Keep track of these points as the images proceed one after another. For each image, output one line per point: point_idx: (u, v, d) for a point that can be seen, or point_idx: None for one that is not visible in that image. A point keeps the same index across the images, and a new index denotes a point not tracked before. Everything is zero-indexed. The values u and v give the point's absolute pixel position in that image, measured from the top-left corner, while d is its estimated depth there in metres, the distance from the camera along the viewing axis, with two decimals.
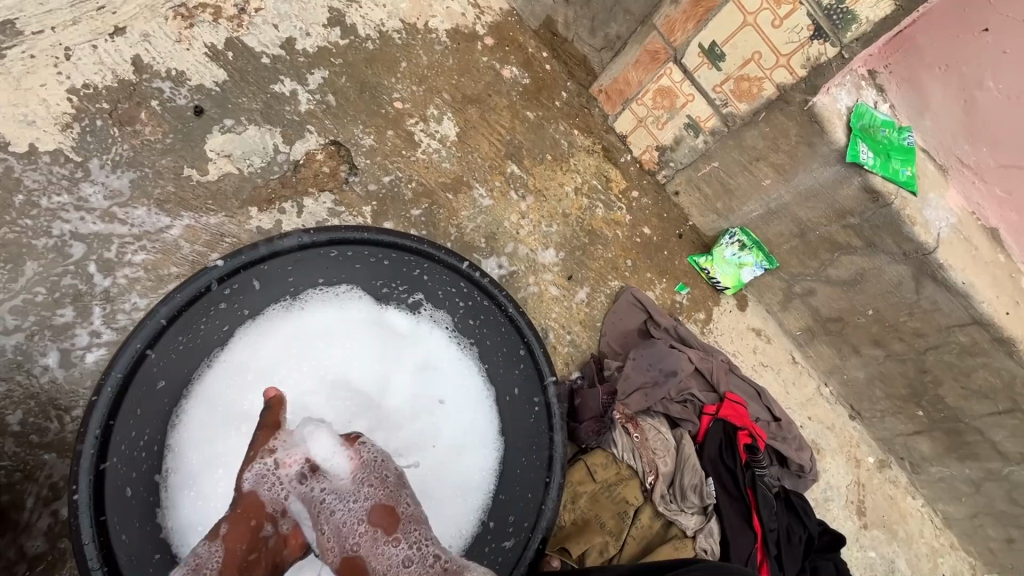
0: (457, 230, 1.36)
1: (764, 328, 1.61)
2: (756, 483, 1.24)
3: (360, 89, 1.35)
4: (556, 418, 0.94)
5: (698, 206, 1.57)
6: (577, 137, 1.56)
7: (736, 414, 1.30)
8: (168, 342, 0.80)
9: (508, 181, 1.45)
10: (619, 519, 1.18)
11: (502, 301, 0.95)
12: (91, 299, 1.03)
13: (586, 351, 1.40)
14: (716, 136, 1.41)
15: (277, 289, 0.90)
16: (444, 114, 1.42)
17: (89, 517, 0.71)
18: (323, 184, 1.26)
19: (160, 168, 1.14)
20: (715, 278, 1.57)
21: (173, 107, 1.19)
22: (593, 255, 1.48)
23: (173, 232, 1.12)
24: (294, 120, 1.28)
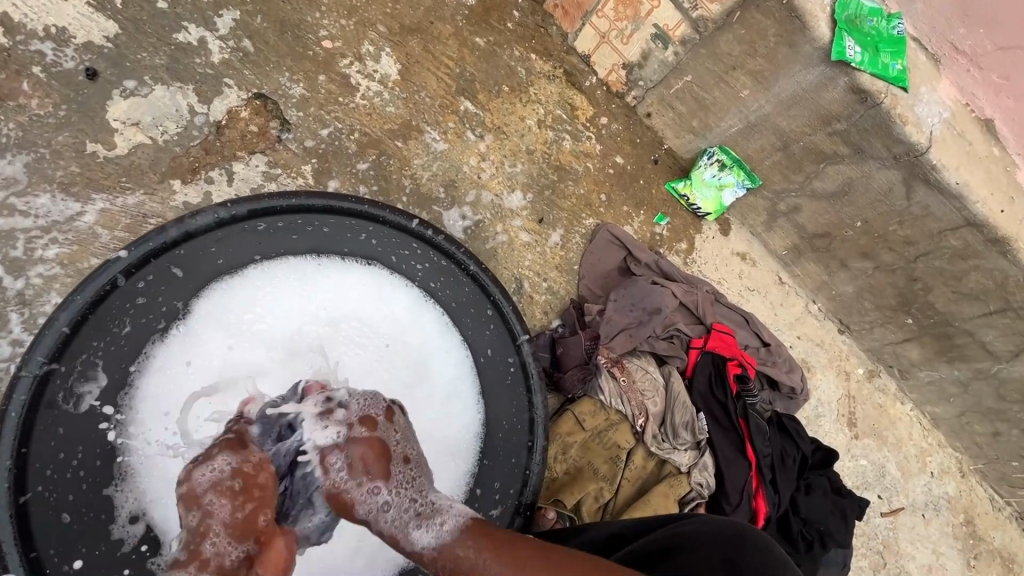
0: (412, 181, 1.24)
1: (749, 251, 1.54)
2: (748, 413, 1.21)
3: (280, 30, 1.18)
4: (534, 378, 0.87)
5: (673, 127, 1.45)
6: (535, 62, 1.40)
7: (724, 345, 1.26)
8: (80, 349, 0.70)
9: (463, 120, 1.31)
10: (613, 464, 1.16)
11: (462, 259, 0.86)
12: (5, 305, 0.93)
13: (565, 297, 1.32)
14: (687, 46, 1.28)
15: (205, 271, 0.79)
16: (382, 50, 1.26)
17: (20, 553, 0.64)
18: (252, 145, 1.12)
19: (58, 147, 1.00)
20: (696, 204, 1.47)
21: (60, 73, 1.02)
22: (563, 193, 1.37)
23: (86, 219, 0.99)
24: (208, 73, 1.11)
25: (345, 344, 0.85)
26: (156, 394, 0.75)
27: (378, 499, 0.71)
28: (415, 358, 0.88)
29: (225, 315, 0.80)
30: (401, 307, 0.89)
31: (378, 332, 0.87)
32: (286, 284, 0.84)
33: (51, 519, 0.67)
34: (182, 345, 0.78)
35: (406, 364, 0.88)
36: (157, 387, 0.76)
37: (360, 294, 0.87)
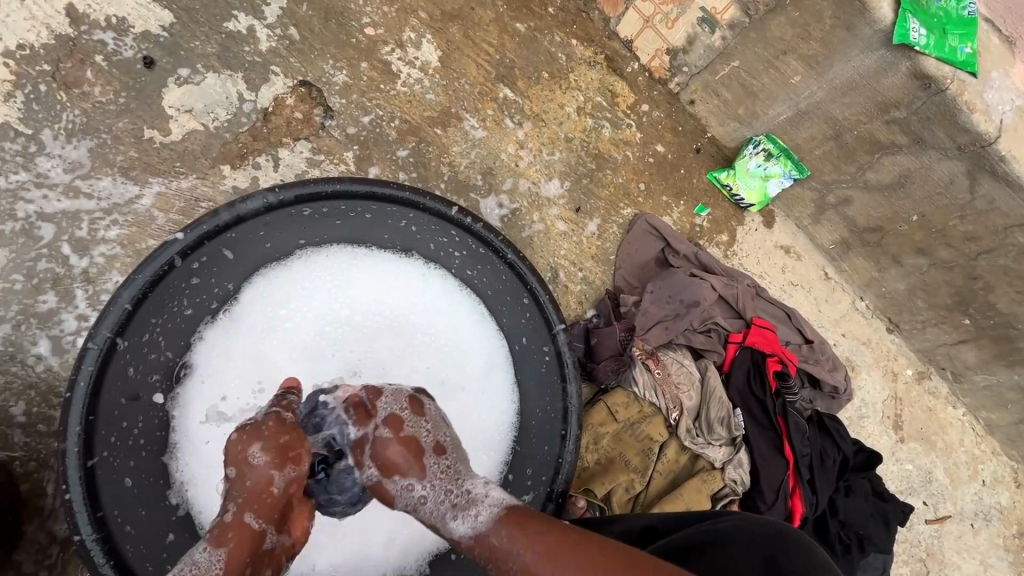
0: (450, 169, 1.24)
1: (793, 245, 1.49)
2: (788, 411, 1.18)
3: (325, 17, 1.20)
4: (569, 366, 0.87)
5: (717, 115, 1.41)
6: (576, 48, 1.38)
7: (764, 340, 1.23)
8: (140, 326, 0.73)
9: (502, 107, 1.30)
10: (644, 456, 1.15)
11: (500, 247, 0.86)
12: (71, 282, 0.98)
13: (601, 288, 1.31)
14: (735, 30, 1.24)
15: (254, 257, 0.84)
16: (423, 37, 1.26)
17: (87, 513, 0.67)
18: (297, 131, 1.15)
19: (119, 132, 1.05)
20: (739, 195, 1.42)
21: (121, 62, 1.07)
22: (601, 181, 1.36)
23: (144, 201, 1.04)
24: (256, 61, 1.15)
25: (383, 331, 0.89)
26: (210, 374, 0.81)
27: (413, 496, 0.70)
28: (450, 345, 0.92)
29: (272, 301, 0.86)
30: (436, 295, 0.93)
31: (414, 320, 0.91)
32: (328, 273, 0.89)
33: (114, 483, 0.71)
34: (234, 329, 0.83)
35: (440, 352, 0.91)
36: (211, 367, 0.81)
37: (396, 284, 0.91)
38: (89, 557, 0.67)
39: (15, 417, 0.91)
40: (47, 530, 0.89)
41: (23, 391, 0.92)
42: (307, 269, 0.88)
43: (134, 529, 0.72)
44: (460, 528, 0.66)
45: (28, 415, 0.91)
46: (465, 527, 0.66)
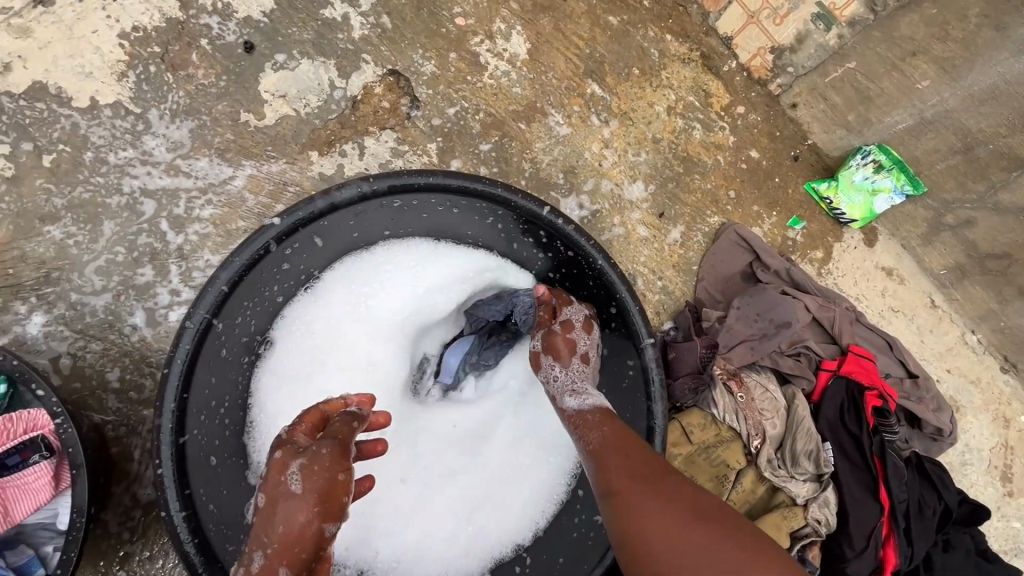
0: (532, 166, 1.20)
1: (897, 267, 1.35)
2: (885, 451, 1.07)
3: (417, 6, 1.18)
4: (656, 385, 0.81)
5: (822, 121, 1.29)
6: (671, 44, 1.30)
7: (861, 371, 1.12)
8: (234, 308, 0.73)
9: (589, 104, 1.25)
10: (718, 482, 1.08)
11: (589, 252, 0.80)
12: (167, 257, 1.01)
13: (681, 299, 1.23)
14: (856, 26, 1.13)
15: (341, 245, 0.83)
16: (513, 28, 1.23)
17: (177, 492, 0.66)
18: (383, 121, 1.14)
19: (218, 115, 1.08)
20: (839, 209, 1.30)
21: (223, 46, 1.10)
22: (688, 186, 1.28)
23: (237, 183, 1.07)
24: (348, 49, 1.15)
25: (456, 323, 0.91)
26: (292, 354, 0.83)
27: (551, 373, 0.82)
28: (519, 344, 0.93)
29: (355, 286, 0.86)
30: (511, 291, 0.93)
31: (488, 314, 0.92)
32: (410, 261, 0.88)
33: (200, 460, 0.70)
34: (316, 311, 0.85)
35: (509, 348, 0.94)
36: (293, 347, 0.83)
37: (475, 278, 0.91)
38: (174, 532, 0.66)
39: (111, 382, 0.95)
40: (132, 493, 0.93)
41: (119, 358, 0.96)
42: (386, 258, 0.87)
43: (217, 508, 0.71)
44: (569, 403, 0.78)
45: (122, 381, 0.96)
46: (574, 403, 0.77)
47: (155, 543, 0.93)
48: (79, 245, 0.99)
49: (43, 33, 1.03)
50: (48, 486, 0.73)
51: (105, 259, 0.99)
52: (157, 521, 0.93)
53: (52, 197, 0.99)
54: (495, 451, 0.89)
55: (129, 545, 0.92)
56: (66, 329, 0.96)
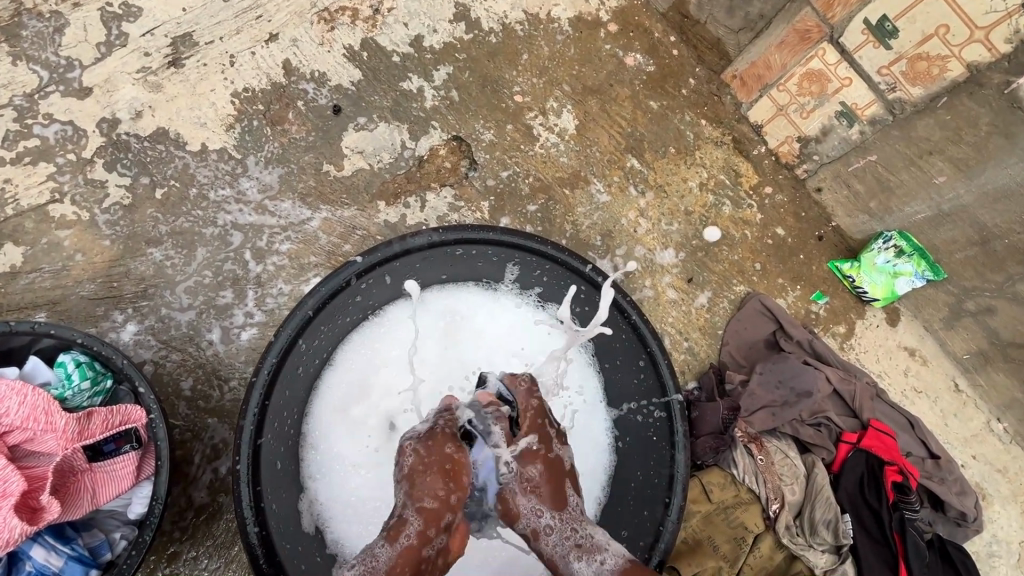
0: (573, 227, 1.33)
1: (920, 348, 1.40)
2: (906, 528, 1.08)
3: (482, 84, 1.35)
4: (680, 436, 0.90)
5: (845, 205, 1.39)
6: (705, 128, 1.44)
7: (882, 446, 1.15)
8: (314, 331, 0.87)
9: (628, 175, 1.38)
10: (735, 545, 1.10)
11: (626, 307, 0.93)
12: (246, 283, 1.15)
13: (705, 361, 1.30)
14: (876, 125, 1.23)
15: (405, 287, 0.95)
16: (564, 106, 1.39)
17: (249, 490, 0.78)
18: (444, 179, 1.29)
19: (304, 164, 1.23)
20: (862, 288, 1.38)
21: (316, 107, 1.27)
22: (717, 256, 1.37)
23: (313, 224, 1.21)
24: (420, 116, 1.31)
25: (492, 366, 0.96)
26: (345, 383, 0.90)
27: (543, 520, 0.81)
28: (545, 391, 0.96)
29: (410, 325, 0.95)
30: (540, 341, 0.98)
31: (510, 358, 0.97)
32: (455, 306, 0.97)
33: (271, 465, 0.82)
34: (373, 346, 0.93)
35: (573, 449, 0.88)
36: (350, 371, 0.91)
37: (507, 326, 0.98)
38: (241, 518, 0.77)
39: (184, 390, 1.07)
40: (187, 495, 1.01)
41: (194, 369, 1.08)
42: (440, 299, 0.97)
43: (278, 509, 0.81)
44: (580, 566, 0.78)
45: (193, 390, 1.07)
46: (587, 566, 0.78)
47: (201, 544, 1.00)
48: (175, 266, 1.13)
49: (172, 88, 1.22)
50: (131, 476, 0.82)
51: (193, 281, 1.13)
52: (206, 524, 1.01)
53: (158, 224, 1.15)
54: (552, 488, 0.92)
55: (179, 544, 1.00)
56: (153, 339, 1.09)
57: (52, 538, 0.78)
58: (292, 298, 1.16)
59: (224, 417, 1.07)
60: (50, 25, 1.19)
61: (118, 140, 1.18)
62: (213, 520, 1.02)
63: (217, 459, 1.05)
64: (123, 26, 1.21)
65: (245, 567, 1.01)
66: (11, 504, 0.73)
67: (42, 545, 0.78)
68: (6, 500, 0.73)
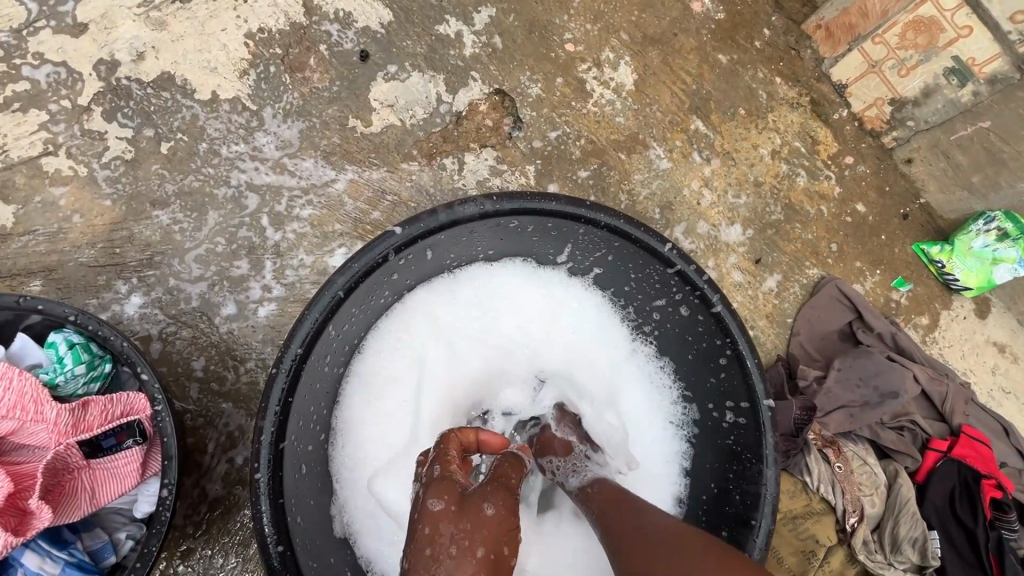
0: (629, 197, 1.17)
1: (1010, 343, 1.25)
2: (1005, 550, 0.95)
3: (529, 29, 1.17)
4: (769, 450, 0.74)
5: (940, 179, 1.22)
6: (780, 87, 1.25)
7: (976, 456, 1.02)
8: (344, 314, 0.73)
9: (691, 140, 1.21)
10: (803, 558, 0.99)
11: (707, 293, 0.76)
12: (263, 253, 1.02)
13: (772, 352, 1.16)
14: (995, 84, 1.05)
15: (445, 262, 0.83)
16: (622, 58, 1.21)
17: (270, 503, 0.64)
18: (485, 139, 1.13)
19: (327, 118, 1.08)
20: (952, 275, 1.21)
21: (340, 52, 1.10)
22: (788, 235, 1.21)
23: (338, 186, 1.07)
24: (458, 65, 1.14)
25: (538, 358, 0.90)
26: (378, 367, 0.81)
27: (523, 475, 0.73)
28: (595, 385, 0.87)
29: (450, 303, 0.86)
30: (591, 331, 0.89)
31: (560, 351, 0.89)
32: (499, 288, 0.88)
33: (295, 470, 0.69)
34: (409, 326, 0.84)
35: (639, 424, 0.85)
36: (384, 354, 0.82)
37: (555, 314, 0.89)
38: (260, 529, 0.63)
39: (196, 370, 0.96)
40: (200, 487, 0.92)
41: (206, 348, 0.97)
42: (483, 275, 0.87)
43: (302, 520, 0.69)
44: None
45: (205, 371, 0.96)
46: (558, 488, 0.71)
47: (217, 541, 0.91)
48: (183, 231, 1.01)
49: (177, 26, 1.06)
50: (136, 475, 0.71)
51: (205, 249, 1.00)
52: (222, 519, 0.91)
53: (164, 183, 1.02)
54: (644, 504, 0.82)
55: (192, 540, 0.90)
56: (161, 313, 0.97)
57: (47, 543, 0.68)
58: (315, 270, 1.03)
59: (240, 402, 0.96)
60: None
61: (118, 86, 1.03)
62: (229, 514, 0.92)
63: (233, 449, 0.94)
64: None
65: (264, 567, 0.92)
66: None
67: (37, 550, 0.67)
68: None
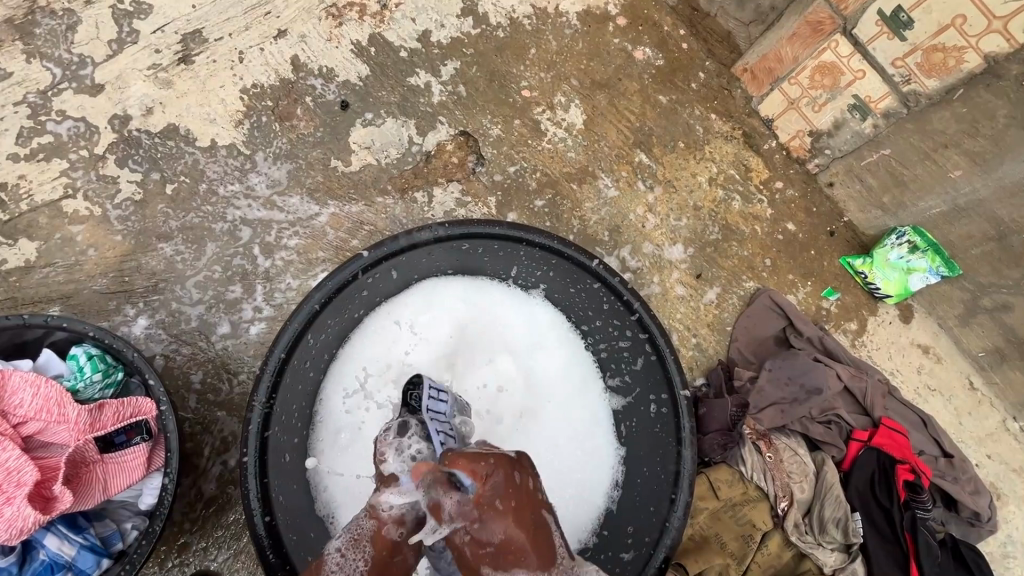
0: (580, 223, 1.32)
1: (933, 345, 1.37)
2: (918, 527, 1.07)
3: (490, 79, 1.34)
4: (686, 431, 0.88)
5: (858, 200, 1.37)
6: (714, 122, 1.42)
7: (893, 444, 1.14)
8: (321, 324, 0.88)
9: (636, 170, 1.37)
10: (743, 542, 1.09)
11: (629, 300, 0.91)
12: (255, 278, 1.15)
13: (713, 357, 1.29)
14: (889, 118, 1.21)
15: (409, 279, 0.96)
16: (572, 101, 1.38)
17: (256, 482, 0.79)
18: (451, 174, 1.29)
19: (312, 160, 1.24)
20: (874, 284, 1.35)
21: (324, 102, 1.27)
22: (726, 252, 1.36)
23: (321, 219, 1.21)
24: (427, 111, 1.30)
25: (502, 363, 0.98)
26: (354, 370, 0.92)
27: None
28: (550, 385, 0.97)
29: (419, 314, 0.97)
30: (547, 343, 0.99)
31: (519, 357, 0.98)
32: (468, 301, 0.99)
33: (278, 457, 0.83)
34: (384, 334, 0.95)
35: (588, 418, 0.96)
36: (361, 359, 0.93)
37: (515, 324, 0.99)
38: (249, 502, 0.78)
39: (194, 383, 1.08)
40: (197, 487, 1.03)
41: (204, 363, 1.10)
42: (451, 289, 0.98)
43: (286, 499, 0.83)
44: None
45: (202, 383, 1.08)
46: None
47: (210, 535, 1.02)
48: (184, 261, 1.15)
49: (181, 85, 1.22)
50: (142, 467, 0.83)
51: (203, 276, 1.14)
52: (215, 516, 1.02)
53: (169, 219, 1.16)
54: (590, 483, 0.93)
55: (188, 535, 1.01)
56: (164, 333, 1.10)
57: (65, 527, 0.80)
58: (300, 293, 1.17)
59: (233, 411, 1.08)
60: (62, 23, 1.20)
61: (129, 137, 1.19)
62: (222, 511, 1.03)
63: (226, 452, 1.06)
64: (135, 24, 1.22)
65: (253, 558, 1.02)
66: (25, 493, 0.75)
67: (56, 534, 0.79)
68: (20, 490, 0.75)
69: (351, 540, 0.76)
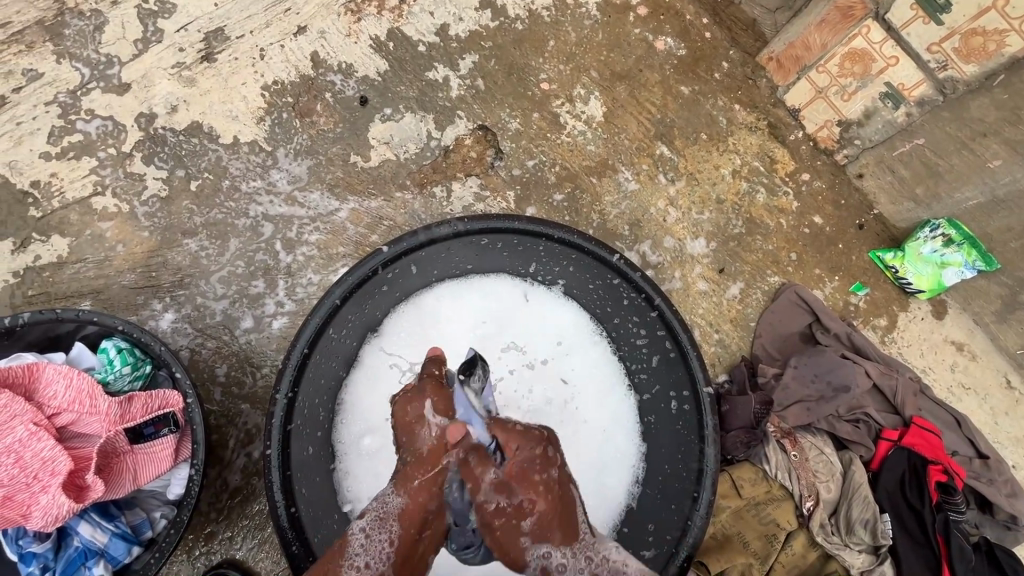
0: (600, 217, 1.30)
1: (968, 342, 1.32)
2: (951, 530, 1.04)
3: (508, 72, 1.33)
4: (709, 430, 0.87)
5: (890, 192, 1.32)
6: (738, 113, 1.38)
7: (926, 444, 1.10)
8: (342, 319, 0.89)
9: (657, 163, 1.34)
10: (767, 542, 1.06)
11: (649, 293, 0.90)
12: (277, 273, 1.17)
13: (736, 353, 1.27)
14: (923, 106, 1.17)
15: (429, 275, 0.96)
16: (592, 93, 1.36)
17: (279, 474, 0.81)
18: (470, 168, 1.29)
19: (332, 156, 1.25)
20: (905, 279, 1.31)
21: (343, 98, 1.27)
22: (749, 246, 1.33)
23: (341, 214, 1.22)
24: (446, 106, 1.30)
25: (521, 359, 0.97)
26: (377, 367, 0.93)
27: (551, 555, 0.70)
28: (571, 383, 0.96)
29: (440, 310, 0.97)
30: (567, 339, 0.98)
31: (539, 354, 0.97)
32: (488, 298, 0.98)
33: (301, 450, 0.85)
34: (405, 331, 0.95)
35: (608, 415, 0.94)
36: (382, 356, 0.93)
37: (536, 321, 0.98)
38: (273, 493, 0.80)
39: (219, 376, 1.11)
40: (222, 477, 1.05)
41: (228, 357, 1.12)
42: (471, 287, 0.98)
43: (309, 490, 0.84)
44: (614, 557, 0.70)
45: (227, 376, 1.11)
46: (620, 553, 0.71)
47: (235, 525, 1.04)
48: (209, 257, 1.17)
49: (204, 83, 1.24)
50: (171, 457, 0.86)
51: (227, 271, 1.16)
52: (241, 506, 1.05)
53: (193, 215, 1.18)
54: (610, 480, 0.92)
55: (215, 525, 1.03)
56: (190, 327, 1.13)
57: (97, 515, 0.82)
58: (321, 288, 1.18)
59: (256, 404, 1.10)
60: (90, 24, 1.22)
61: (155, 134, 1.21)
62: (246, 502, 1.05)
63: (250, 444, 1.08)
64: (159, 23, 1.24)
65: (277, 548, 1.04)
66: (59, 483, 0.77)
67: (89, 522, 0.81)
68: (54, 479, 0.77)
69: (375, 519, 0.71)
